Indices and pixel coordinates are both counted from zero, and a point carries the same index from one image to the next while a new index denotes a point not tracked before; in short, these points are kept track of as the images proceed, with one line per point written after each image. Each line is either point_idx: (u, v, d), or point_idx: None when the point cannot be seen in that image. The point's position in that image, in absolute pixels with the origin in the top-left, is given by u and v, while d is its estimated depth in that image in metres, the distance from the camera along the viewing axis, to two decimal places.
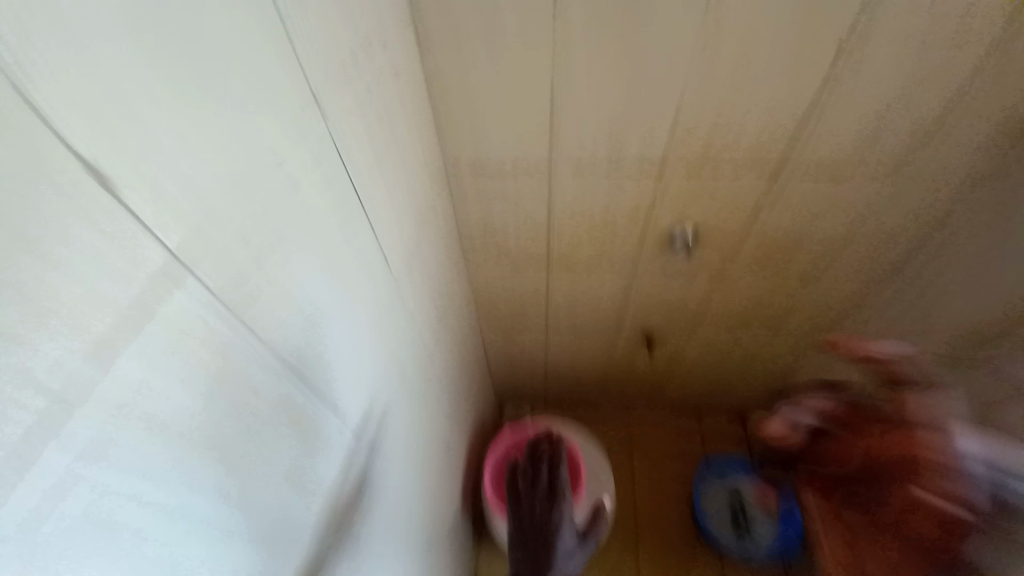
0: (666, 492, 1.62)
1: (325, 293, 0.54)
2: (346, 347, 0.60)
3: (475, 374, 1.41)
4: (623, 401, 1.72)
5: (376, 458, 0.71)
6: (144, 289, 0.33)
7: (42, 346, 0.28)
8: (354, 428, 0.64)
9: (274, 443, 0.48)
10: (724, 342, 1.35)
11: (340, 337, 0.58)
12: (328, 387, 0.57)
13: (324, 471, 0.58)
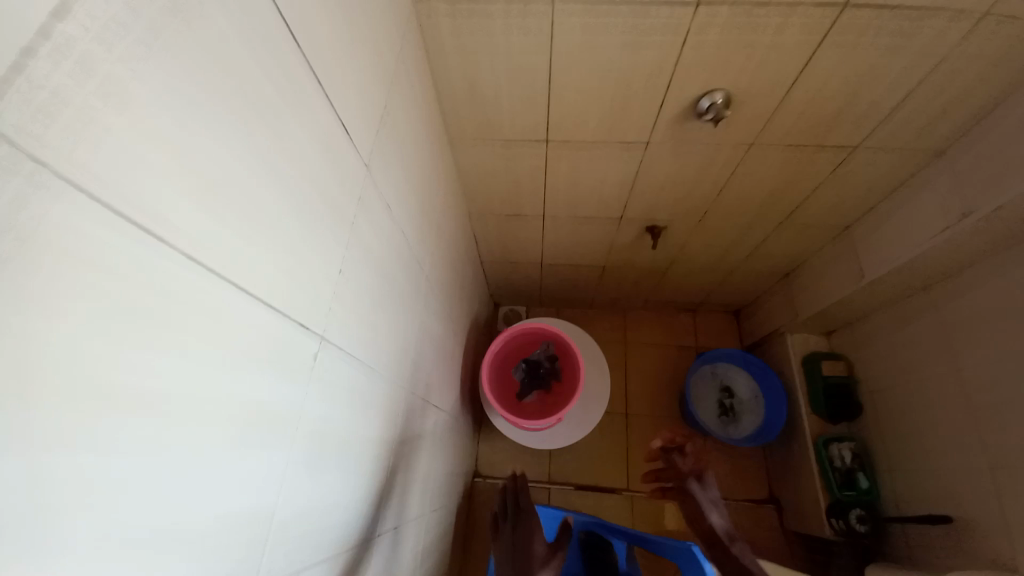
0: (658, 381, 1.68)
1: (312, 218, 0.45)
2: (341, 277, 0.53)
3: (468, 272, 1.35)
4: (620, 298, 1.70)
5: (376, 379, 0.68)
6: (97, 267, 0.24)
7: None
8: (356, 356, 0.60)
9: (284, 390, 0.44)
10: (734, 236, 1.28)
11: (327, 260, 0.50)
12: (328, 324, 0.51)
13: (335, 403, 0.55)
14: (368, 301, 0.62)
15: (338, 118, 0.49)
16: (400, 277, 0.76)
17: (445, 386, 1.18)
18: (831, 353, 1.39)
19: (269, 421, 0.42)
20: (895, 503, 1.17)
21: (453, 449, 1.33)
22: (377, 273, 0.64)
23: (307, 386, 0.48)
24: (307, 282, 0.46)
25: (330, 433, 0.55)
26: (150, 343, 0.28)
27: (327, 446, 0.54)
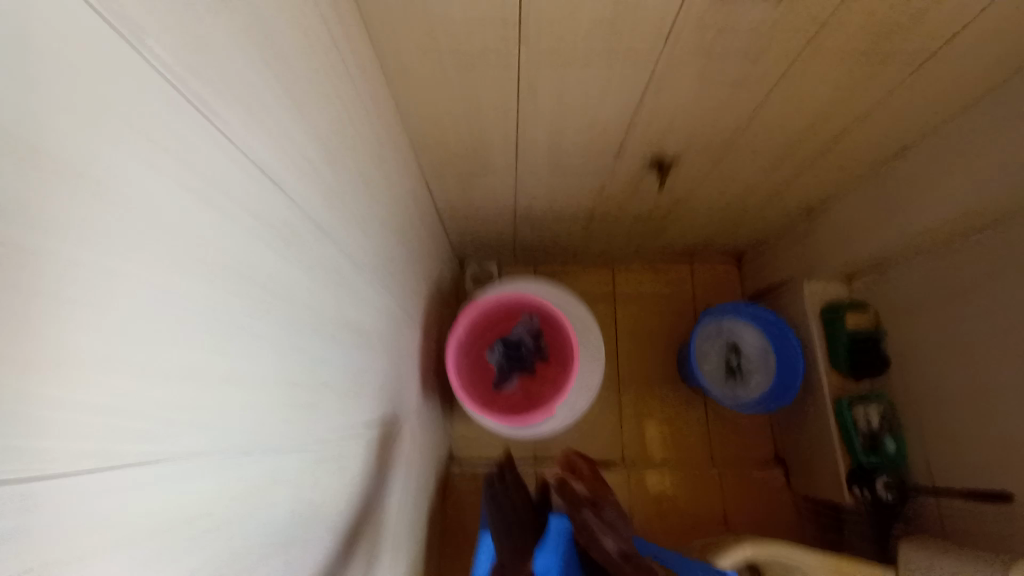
0: (652, 340, 1.47)
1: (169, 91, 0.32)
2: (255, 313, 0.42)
3: (420, 227, 1.04)
4: (608, 247, 1.44)
5: (321, 406, 0.58)
6: None
7: None
8: (294, 392, 0.51)
9: (198, 470, 0.36)
10: (756, 162, 1.02)
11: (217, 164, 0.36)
12: (235, 274, 0.39)
13: (266, 457, 0.46)
14: (302, 324, 0.51)
15: None
16: (341, 280, 0.61)
17: (401, 374, 0.95)
18: (854, 303, 1.19)
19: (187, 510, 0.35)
20: (925, 468, 1.03)
21: (420, 434, 1.11)
22: (310, 286, 0.53)
23: (231, 453, 0.40)
24: (215, 336, 0.37)
25: (257, 500, 0.45)
26: None
27: (271, 421, 0.46)
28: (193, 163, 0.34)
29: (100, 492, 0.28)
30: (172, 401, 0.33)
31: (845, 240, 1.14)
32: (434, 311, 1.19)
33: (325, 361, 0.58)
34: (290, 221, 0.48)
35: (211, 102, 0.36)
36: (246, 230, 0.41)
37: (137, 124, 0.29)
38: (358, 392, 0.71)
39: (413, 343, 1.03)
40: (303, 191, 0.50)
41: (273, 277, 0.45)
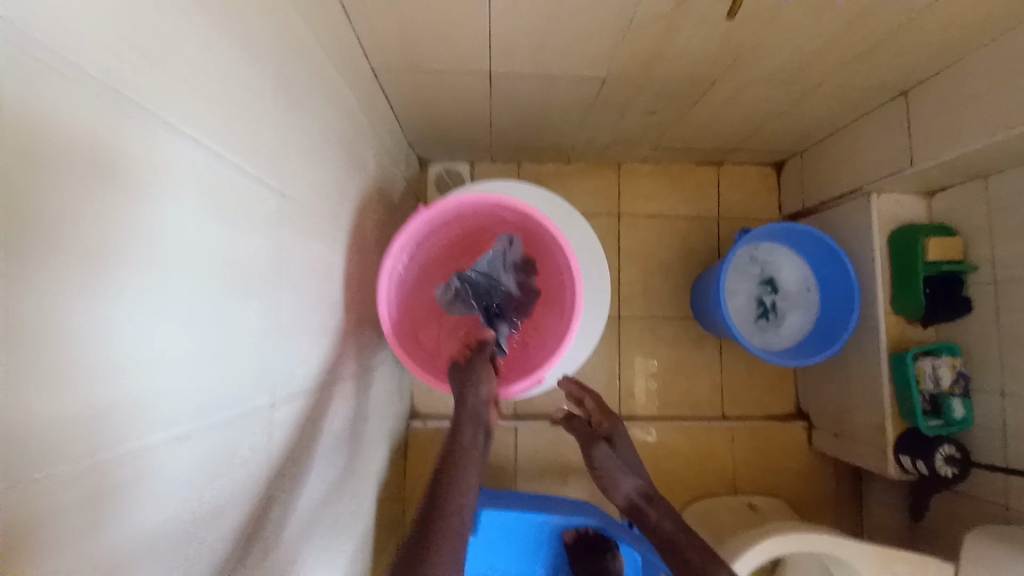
0: (662, 270, 1.17)
1: None
2: (239, 293, 0.41)
3: (343, 89, 0.66)
4: (616, 145, 1.07)
5: (292, 270, 0.52)
6: None
7: None
8: (280, 359, 0.49)
9: (210, 449, 0.38)
10: (878, 4, 0.63)
11: None
12: (184, 47, 0.32)
13: (250, 318, 0.43)
14: (274, 292, 0.48)
15: None
16: (290, 104, 0.49)
17: (327, 315, 0.63)
18: (941, 227, 0.89)
19: (214, 477, 0.38)
20: (999, 440, 0.81)
21: (369, 389, 0.83)
22: (279, 251, 0.48)
23: (237, 427, 0.42)
24: (184, 175, 0.33)
25: (260, 461, 0.46)
26: None
27: (235, 224, 0.40)
28: (171, 154, 0.32)
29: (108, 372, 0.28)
30: (186, 391, 0.35)
31: (964, 136, 0.77)
32: (376, 224, 0.84)
33: (300, 324, 0.54)
34: (256, 188, 0.43)
35: (177, 87, 0.32)
36: (225, 212, 0.38)
37: None
38: (257, 350, 0.45)
39: (341, 270, 0.68)
40: (260, 151, 0.43)
41: (241, 249, 0.41)
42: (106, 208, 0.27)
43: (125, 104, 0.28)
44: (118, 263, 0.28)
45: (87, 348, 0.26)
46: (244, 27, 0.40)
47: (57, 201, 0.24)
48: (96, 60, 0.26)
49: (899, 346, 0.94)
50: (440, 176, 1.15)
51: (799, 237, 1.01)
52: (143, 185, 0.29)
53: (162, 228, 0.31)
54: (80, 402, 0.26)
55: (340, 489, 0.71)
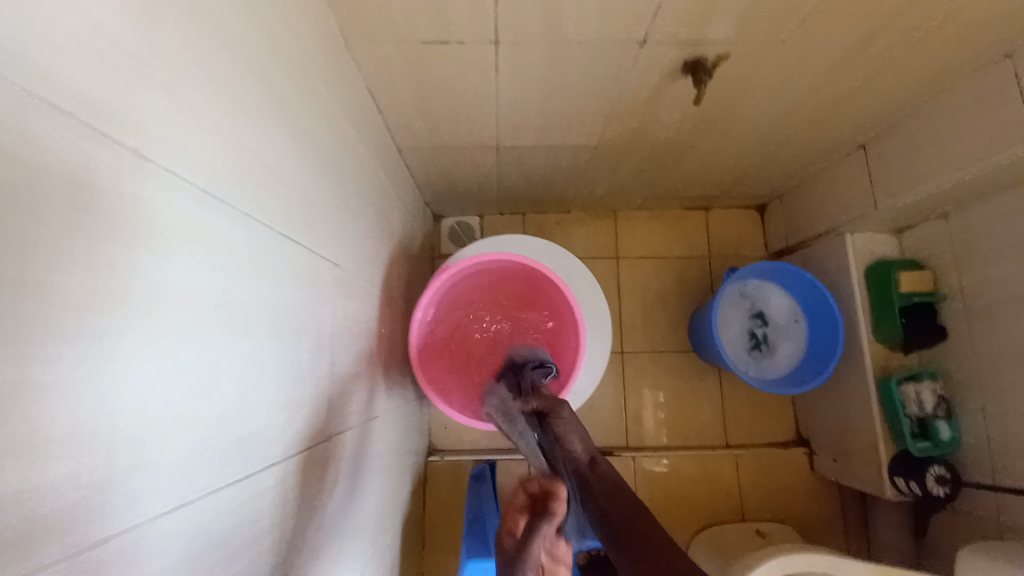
0: (661, 307, 1.26)
1: None
2: (224, 348, 0.38)
3: (373, 168, 0.77)
4: (611, 196, 1.19)
5: (323, 326, 0.58)
6: None
7: None
8: (277, 411, 0.46)
9: (187, 527, 0.34)
10: (827, 79, 0.75)
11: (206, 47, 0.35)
12: (225, 148, 0.37)
13: (275, 378, 0.46)
14: (274, 341, 0.46)
15: None
16: (332, 190, 0.60)
17: (360, 361, 0.72)
18: (911, 262, 0.98)
19: (192, 558, 0.34)
20: (982, 458, 0.86)
21: (392, 426, 0.91)
22: (280, 297, 0.47)
23: (221, 496, 0.38)
24: (214, 256, 0.36)
25: (258, 520, 0.43)
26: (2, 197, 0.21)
27: (267, 295, 0.44)
28: (141, 210, 0.29)
29: (143, 445, 0.30)
30: (187, 452, 0.34)
31: (914, 183, 0.86)
32: (399, 277, 0.94)
33: (318, 376, 0.56)
34: (250, 235, 0.41)
35: (142, 135, 0.29)
36: (211, 263, 0.35)
37: (136, 99, 0.29)
38: (308, 394, 0.54)
39: (372, 322, 0.78)
40: (258, 196, 0.42)
41: (295, 310, 0.50)
42: (47, 283, 0.23)
43: (80, 163, 0.25)
44: (67, 340, 0.24)
45: (38, 432, 0.23)
46: (303, 141, 0.51)
47: (105, 294, 0.27)
48: (151, 168, 0.30)
49: (886, 373, 1.00)
50: (453, 230, 1.26)
51: (784, 274, 1.10)
52: (99, 249, 0.26)
53: (126, 293, 0.28)
54: (11, 516, 0.22)
55: (366, 523, 0.77)
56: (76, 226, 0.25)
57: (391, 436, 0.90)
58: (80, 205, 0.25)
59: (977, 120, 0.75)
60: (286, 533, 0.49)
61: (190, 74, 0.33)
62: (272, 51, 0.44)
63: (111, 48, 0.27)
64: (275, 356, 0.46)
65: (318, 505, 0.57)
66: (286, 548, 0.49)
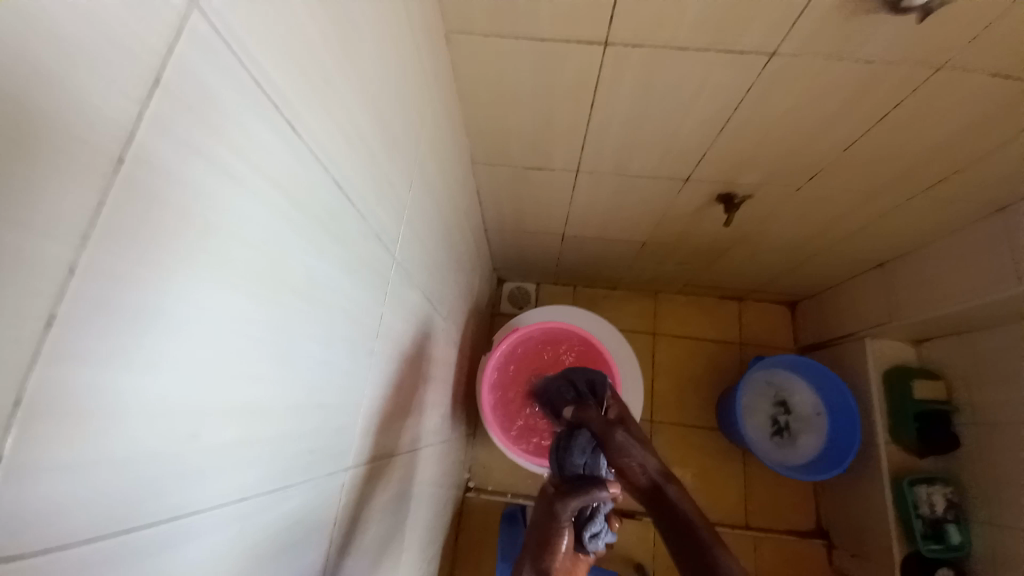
0: (692, 385, 1.38)
1: (371, 50, 0.37)
2: (281, 340, 0.30)
3: (470, 244, 0.99)
4: (654, 281, 1.36)
5: (420, 359, 0.68)
6: (46, 80, 0.15)
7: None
8: (343, 403, 0.41)
9: (228, 560, 0.28)
10: (845, 214, 0.91)
11: (407, 157, 0.49)
12: (379, 184, 0.41)
13: (355, 395, 0.44)
14: (355, 332, 0.41)
15: (404, 48, 0.44)
16: (447, 262, 0.79)
17: (440, 393, 0.90)
18: (923, 372, 1.09)
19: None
20: (992, 568, 0.92)
21: (446, 457, 1.06)
22: (383, 308, 0.48)
23: (275, 521, 0.33)
24: (337, 261, 0.35)
25: (360, 497, 0.51)
26: (198, 182, 0.21)
27: (377, 313, 0.46)
28: (268, 202, 0.26)
29: (225, 452, 0.26)
30: (258, 463, 0.30)
31: (921, 303, 0.98)
32: (470, 330, 1.13)
33: (401, 397, 0.60)
34: (357, 231, 0.38)
35: (247, 110, 0.23)
36: (307, 255, 0.31)
37: (318, 115, 0.30)
38: (417, 410, 0.71)
39: (450, 364, 0.97)
40: (384, 213, 0.44)
41: (417, 345, 0.66)
42: (140, 303, 0.19)
43: (147, 150, 0.18)
44: (140, 379, 0.19)
45: (148, 429, 0.20)
46: (443, 229, 0.72)
47: (239, 282, 0.24)
48: (313, 172, 0.30)
49: (902, 472, 1.07)
50: (513, 292, 1.45)
51: (810, 371, 1.21)
52: (167, 264, 0.20)
53: (250, 281, 0.25)
54: (83, 530, 0.18)
55: (417, 538, 0.90)
56: (242, 214, 0.24)
57: (444, 465, 1.05)
58: (167, 216, 0.19)
59: (963, 259, 0.89)
60: (361, 541, 0.54)
61: (376, 135, 0.40)
62: (442, 177, 0.66)
63: (316, 74, 0.29)
64: (374, 374, 0.48)
65: (385, 519, 0.63)
66: (376, 539, 0.60)
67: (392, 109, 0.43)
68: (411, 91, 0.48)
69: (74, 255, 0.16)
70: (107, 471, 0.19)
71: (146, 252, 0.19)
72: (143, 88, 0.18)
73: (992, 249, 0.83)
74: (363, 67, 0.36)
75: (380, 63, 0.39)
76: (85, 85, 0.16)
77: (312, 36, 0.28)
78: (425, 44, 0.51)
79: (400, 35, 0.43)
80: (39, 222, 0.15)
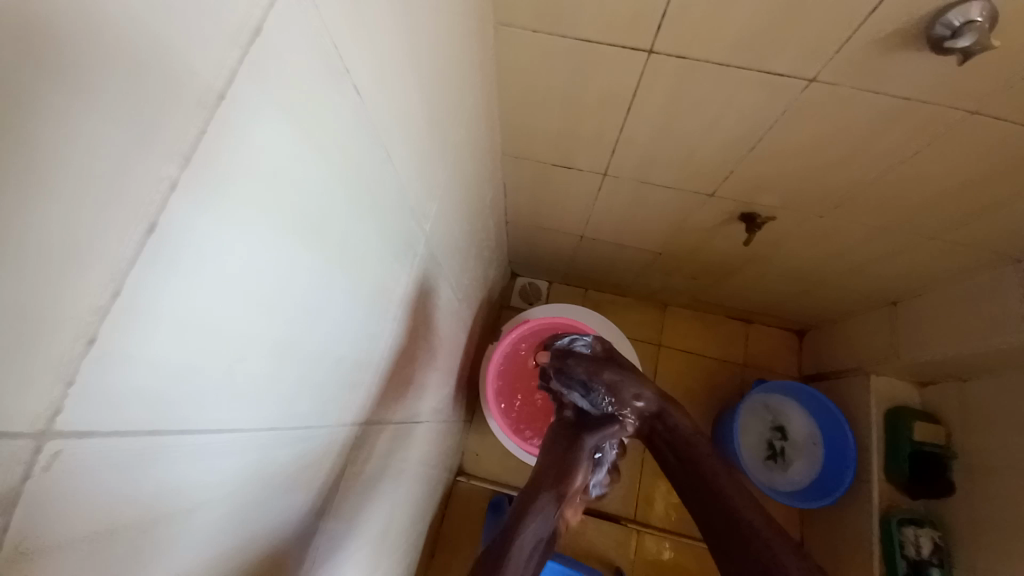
0: (690, 400, 1.39)
1: (429, 31, 0.39)
2: (312, 287, 0.31)
3: (489, 234, 1.01)
4: (665, 292, 1.37)
5: (430, 336, 0.70)
6: (173, 14, 0.17)
7: (120, 94, 0.16)
8: (356, 358, 0.43)
9: (241, 483, 0.30)
10: (863, 247, 0.92)
11: (446, 139, 0.51)
12: (417, 160, 0.43)
13: (368, 355, 0.46)
14: (377, 295, 0.43)
15: (457, 34, 0.46)
16: (466, 249, 0.81)
17: (444, 375, 0.92)
18: (923, 413, 1.09)
19: (248, 505, 0.32)
20: None
21: (441, 439, 1.08)
22: (405, 279, 0.49)
23: (284, 458, 0.35)
24: (372, 224, 0.37)
25: (359, 457, 0.53)
26: (272, 125, 0.22)
27: (399, 282, 0.48)
28: (325, 155, 0.27)
29: (253, 381, 0.28)
30: (280, 400, 0.32)
31: (929, 346, 0.98)
32: (479, 319, 1.15)
33: (408, 369, 0.62)
34: (393, 199, 0.40)
35: (321, 67, 0.25)
36: (348, 211, 0.32)
37: (376, 82, 0.31)
38: (420, 386, 0.74)
39: (456, 348, 0.98)
40: (419, 188, 0.46)
41: (430, 323, 0.68)
42: (213, 226, 0.21)
43: (242, 90, 0.20)
44: (204, 295, 0.21)
45: (202, 343, 0.22)
46: (467, 216, 0.74)
47: (291, 225, 0.26)
48: (365, 136, 0.31)
49: (890, 510, 1.08)
50: (524, 288, 1.47)
51: (811, 400, 1.21)
52: (238, 194, 0.22)
53: (299, 226, 0.27)
54: (140, 422, 0.20)
55: (404, 513, 0.92)
56: (303, 162, 0.26)
57: (437, 447, 1.07)
58: (246, 151, 0.21)
59: (975, 306, 0.89)
60: (353, 501, 0.56)
61: (421, 115, 0.42)
62: (473, 162, 0.68)
63: (380, 46, 0.31)
64: (389, 342, 0.50)
65: (377, 486, 0.65)
66: (368, 502, 0.62)
67: (439, 91, 0.45)
68: (457, 76, 0.50)
69: (175, 173, 0.18)
70: (166, 372, 0.21)
71: (224, 180, 0.21)
72: (246, 36, 0.20)
73: (1005, 299, 0.83)
74: (420, 45, 0.37)
75: (435, 44, 0.41)
76: (204, 30, 0.18)
77: (381, 11, 0.30)
78: (475, 32, 0.53)
79: (456, 20, 0.45)
80: (155, 138, 0.17)
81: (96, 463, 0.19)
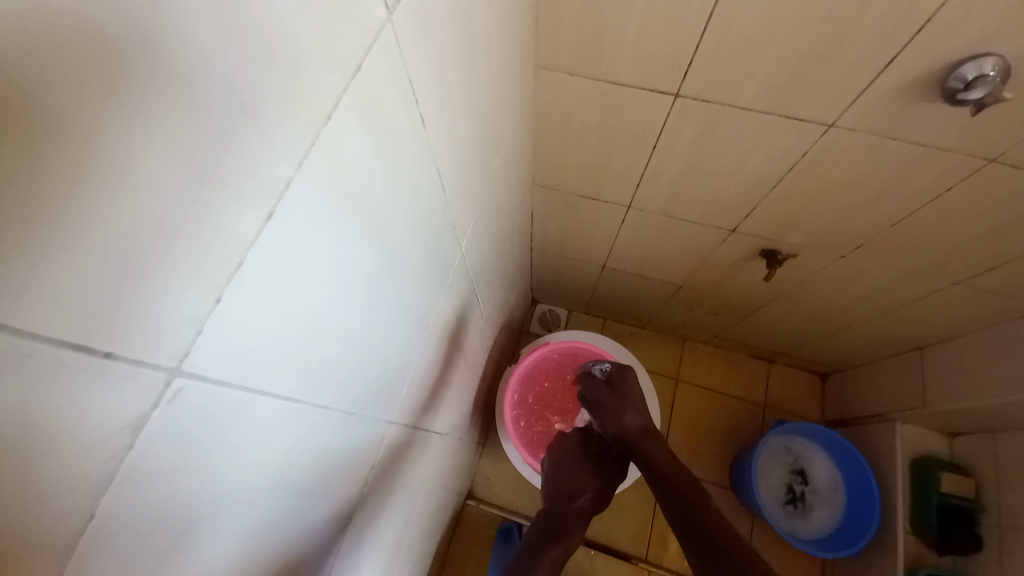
0: (708, 437, 1.36)
1: (481, 69, 0.43)
2: (369, 285, 0.35)
3: (514, 259, 1.05)
4: (684, 326, 1.37)
5: (456, 351, 0.73)
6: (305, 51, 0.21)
7: (266, 109, 0.20)
8: (396, 360, 0.46)
9: (291, 458, 0.33)
10: (887, 289, 0.92)
11: (486, 165, 0.55)
12: (462, 182, 0.48)
13: (406, 359, 0.49)
14: (418, 302, 0.46)
15: (503, 73, 0.51)
16: (493, 270, 0.85)
17: (465, 392, 0.95)
18: (951, 464, 1.05)
19: (293, 479, 0.35)
20: None
21: (455, 458, 1.09)
22: (441, 291, 0.53)
23: (328, 442, 0.38)
24: (422, 235, 0.41)
25: (385, 459, 0.55)
26: (360, 141, 0.27)
27: (436, 293, 0.51)
28: (394, 170, 0.32)
29: (316, 364, 0.32)
30: (333, 386, 0.35)
31: (957, 393, 0.96)
32: (499, 341, 1.18)
33: (435, 379, 0.65)
34: (439, 215, 0.44)
35: (399, 96, 0.29)
36: (405, 222, 0.36)
37: (437, 110, 0.36)
38: (443, 399, 0.76)
39: (477, 367, 1.01)
40: (460, 208, 0.50)
41: (457, 337, 0.71)
42: (310, 220, 0.25)
43: (344, 112, 0.24)
44: (293, 276, 0.25)
45: (285, 319, 0.26)
46: (496, 239, 0.78)
47: (363, 227, 0.30)
48: (425, 156, 0.36)
49: (916, 565, 1.03)
50: (544, 315, 1.49)
51: (834, 444, 1.18)
52: (331, 195, 0.26)
53: (368, 229, 0.31)
54: (233, 378, 0.24)
55: (415, 528, 0.92)
56: (378, 174, 0.30)
57: (451, 465, 1.08)
58: (340, 161, 0.26)
59: (1004, 354, 0.88)
60: (375, 502, 0.58)
61: (468, 142, 0.46)
62: (506, 189, 0.72)
63: (443, 80, 0.35)
64: (423, 349, 0.53)
65: (397, 493, 0.66)
66: (387, 508, 0.64)
67: (484, 122, 0.50)
68: (500, 110, 0.55)
69: (291, 173, 0.22)
70: (258, 339, 0.25)
71: (323, 183, 0.25)
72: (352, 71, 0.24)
73: None
74: (472, 81, 0.42)
75: (485, 80, 0.46)
76: (325, 63, 0.22)
77: (446, 50, 0.34)
78: (518, 71, 0.58)
79: (504, 61, 0.50)
80: (281, 145, 0.21)
81: (200, 407, 0.23)
